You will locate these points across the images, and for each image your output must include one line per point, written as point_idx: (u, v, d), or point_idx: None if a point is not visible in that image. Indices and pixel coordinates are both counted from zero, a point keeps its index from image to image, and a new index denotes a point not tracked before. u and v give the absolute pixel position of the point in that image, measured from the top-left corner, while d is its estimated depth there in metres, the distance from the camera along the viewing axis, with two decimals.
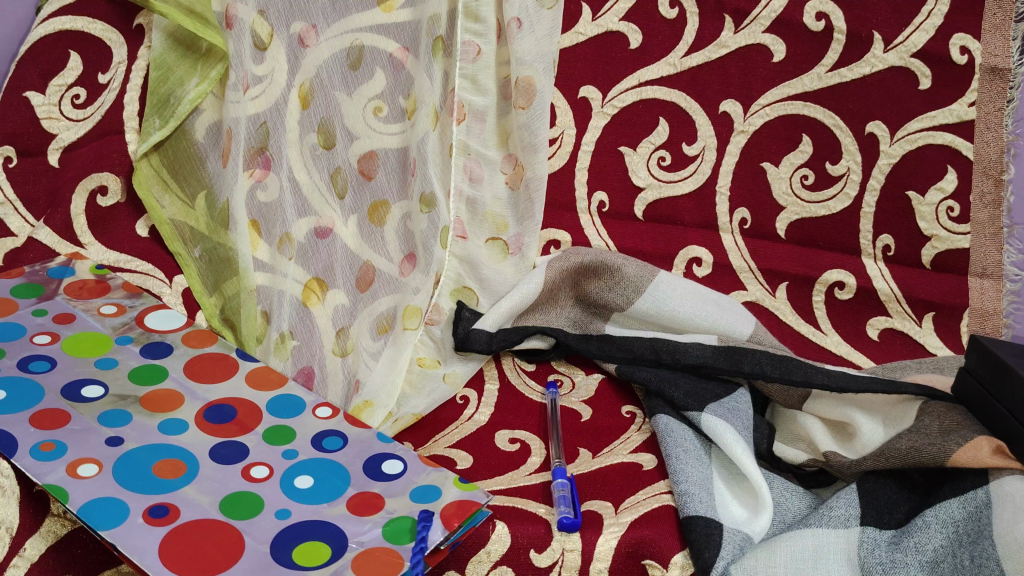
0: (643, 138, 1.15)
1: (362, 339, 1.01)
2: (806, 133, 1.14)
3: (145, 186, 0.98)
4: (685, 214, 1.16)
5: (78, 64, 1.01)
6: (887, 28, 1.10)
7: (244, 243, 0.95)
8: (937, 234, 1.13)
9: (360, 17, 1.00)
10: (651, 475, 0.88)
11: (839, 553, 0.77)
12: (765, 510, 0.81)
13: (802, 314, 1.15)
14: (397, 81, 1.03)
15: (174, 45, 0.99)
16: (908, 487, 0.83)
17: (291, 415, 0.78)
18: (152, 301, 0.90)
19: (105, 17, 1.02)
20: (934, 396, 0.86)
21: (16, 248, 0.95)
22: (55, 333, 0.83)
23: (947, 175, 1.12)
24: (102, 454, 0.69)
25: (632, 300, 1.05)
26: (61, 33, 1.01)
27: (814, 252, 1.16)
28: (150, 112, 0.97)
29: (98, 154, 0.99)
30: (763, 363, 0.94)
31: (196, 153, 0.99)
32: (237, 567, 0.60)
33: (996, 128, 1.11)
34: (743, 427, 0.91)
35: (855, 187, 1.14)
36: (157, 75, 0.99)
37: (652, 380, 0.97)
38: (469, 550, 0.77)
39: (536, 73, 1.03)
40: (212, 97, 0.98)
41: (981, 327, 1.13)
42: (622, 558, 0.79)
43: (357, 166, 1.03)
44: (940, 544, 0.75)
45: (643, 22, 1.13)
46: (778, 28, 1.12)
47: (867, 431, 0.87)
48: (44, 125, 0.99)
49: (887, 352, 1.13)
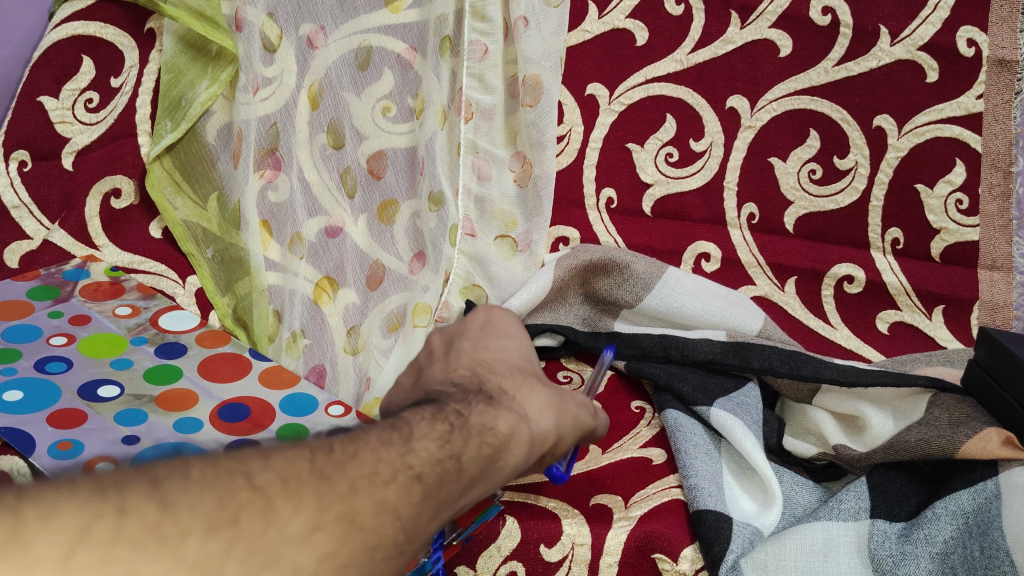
0: (651, 134, 1.16)
1: (373, 336, 1.01)
2: (813, 127, 1.14)
3: (157, 187, 1.01)
4: (693, 210, 1.17)
5: (90, 68, 1.02)
6: (893, 21, 1.10)
7: (255, 243, 0.99)
8: (946, 227, 1.13)
9: (367, 18, 1.00)
10: (661, 469, 0.89)
11: (849, 545, 0.77)
12: (775, 504, 0.82)
13: (812, 308, 1.15)
14: (405, 80, 1.02)
15: (185, 48, 1.01)
16: (918, 479, 0.83)
17: (304, 413, 0.79)
18: (166, 302, 0.91)
19: (117, 22, 1.03)
20: (943, 388, 0.87)
21: (33, 250, 0.97)
22: (71, 334, 0.84)
23: (955, 167, 1.12)
24: (117, 453, 0.70)
25: (640, 296, 1.05)
26: (73, 38, 1.01)
27: (822, 246, 1.16)
28: (162, 115, 1.00)
29: (111, 157, 1.01)
30: (772, 358, 0.94)
31: (207, 155, 1.01)
32: None
33: (1004, 121, 1.11)
34: (752, 421, 0.91)
35: (863, 181, 1.14)
36: (168, 78, 1.01)
37: (661, 376, 0.97)
38: (480, 545, 0.78)
39: (542, 71, 1.05)
40: (223, 98, 1.00)
41: (991, 320, 1.13)
42: (632, 552, 0.80)
43: (366, 166, 1.03)
44: (951, 535, 0.75)
45: (649, 18, 1.13)
46: (784, 23, 1.12)
47: (877, 424, 0.87)
48: (58, 130, 1.00)
49: (898, 346, 1.12)
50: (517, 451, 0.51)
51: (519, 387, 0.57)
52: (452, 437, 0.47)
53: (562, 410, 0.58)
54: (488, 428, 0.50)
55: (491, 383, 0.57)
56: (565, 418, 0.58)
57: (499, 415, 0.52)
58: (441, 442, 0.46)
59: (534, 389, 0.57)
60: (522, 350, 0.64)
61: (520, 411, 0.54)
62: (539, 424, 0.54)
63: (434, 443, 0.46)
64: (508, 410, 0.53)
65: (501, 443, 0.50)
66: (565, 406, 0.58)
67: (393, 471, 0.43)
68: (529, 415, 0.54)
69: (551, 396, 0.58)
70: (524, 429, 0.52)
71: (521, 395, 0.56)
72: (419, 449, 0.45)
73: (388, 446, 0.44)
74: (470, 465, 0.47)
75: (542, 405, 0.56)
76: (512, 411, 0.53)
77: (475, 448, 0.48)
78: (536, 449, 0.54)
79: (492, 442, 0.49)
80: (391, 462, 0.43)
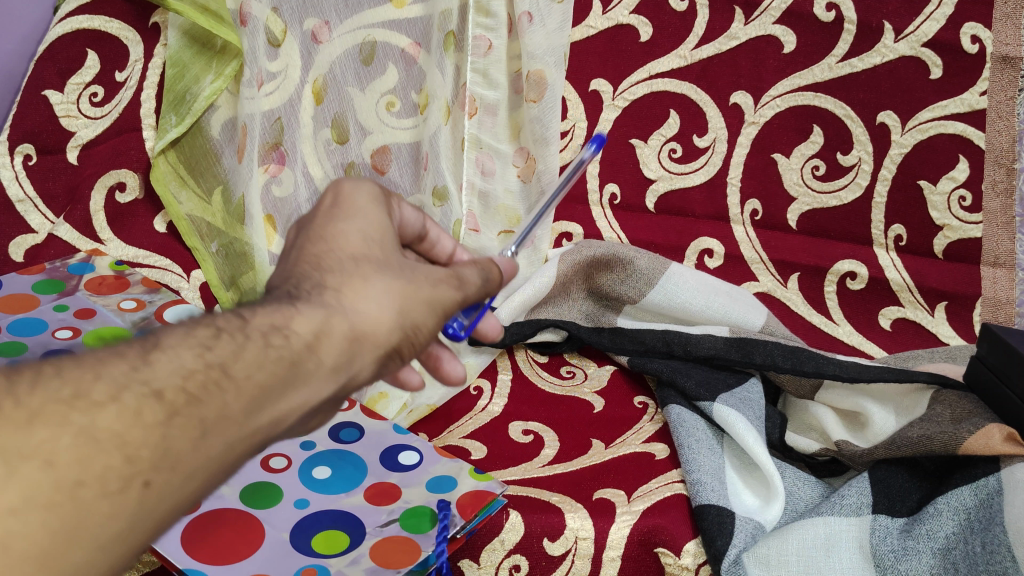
0: (654, 130, 1.16)
1: None
2: (816, 123, 1.14)
3: (162, 182, 1.00)
4: (696, 206, 1.17)
5: (95, 63, 1.02)
6: (897, 18, 1.11)
7: (259, 238, 0.95)
8: (949, 224, 1.13)
9: (372, 13, 1.00)
10: (663, 464, 0.89)
11: (851, 540, 0.77)
12: (776, 499, 0.83)
13: (814, 304, 1.15)
14: (409, 76, 1.04)
15: (189, 42, 0.99)
16: (920, 475, 0.84)
17: None
18: (171, 296, 0.92)
19: (121, 16, 1.03)
20: (946, 384, 0.87)
21: (38, 244, 0.98)
22: (77, 327, 0.84)
23: (958, 164, 1.12)
24: None
25: (643, 292, 1.05)
26: (79, 32, 1.02)
27: (825, 243, 1.16)
28: (166, 109, 0.98)
29: (116, 151, 1.01)
30: (774, 353, 0.94)
31: (212, 149, 0.99)
32: (257, 555, 0.64)
33: (1007, 117, 1.11)
34: (755, 417, 0.91)
35: (866, 177, 1.14)
36: (174, 73, 0.99)
37: (663, 371, 0.98)
38: (483, 539, 0.79)
39: (546, 66, 1.03)
40: (227, 93, 0.98)
41: (994, 316, 1.13)
42: (634, 546, 0.80)
43: (369, 161, 1.04)
44: (952, 531, 0.76)
45: (654, 14, 1.13)
46: (788, 19, 1.12)
47: (880, 420, 0.88)
48: (62, 124, 1.00)
49: (899, 342, 1.13)
50: (331, 352, 0.45)
51: (351, 276, 0.48)
52: (216, 342, 0.42)
53: (412, 292, 0.48)
54: (278, 330, 0.43)
55: (310, 282, 0.47)
56: (419, 301, 0.49)
57: (301, 314, 0.44)
58: (198, 349, 0.41)
59: (367, 275, 0.48)
60: (374, 225, 0.51)
61: (337, 304, 0.46)
62: (365, 316, 0.46)
63: (191, 353, 0.41)
64: (317, 307, 0.45)
65: (300, 351, 0.43)
66: (413, 287, 0.49)
67: (115, 391, 0.38)
68: (356, 309, 0.46)
69: (392, 279, 0.48)
70: (335, 326, 0.45)
71: (349, 289, 0.47)
72: (158, 363, 0.40)
73: (121, 359, 0.40)
74: (243, 375, 0.41)
75: (375, 296, 0.47)
76: (325, 308, 0.45)
77: (258, 359, 0.42)
78: (366, 348, 0.46)
79: (281, 347, 0.43)
80: (110, 380, 0.38)
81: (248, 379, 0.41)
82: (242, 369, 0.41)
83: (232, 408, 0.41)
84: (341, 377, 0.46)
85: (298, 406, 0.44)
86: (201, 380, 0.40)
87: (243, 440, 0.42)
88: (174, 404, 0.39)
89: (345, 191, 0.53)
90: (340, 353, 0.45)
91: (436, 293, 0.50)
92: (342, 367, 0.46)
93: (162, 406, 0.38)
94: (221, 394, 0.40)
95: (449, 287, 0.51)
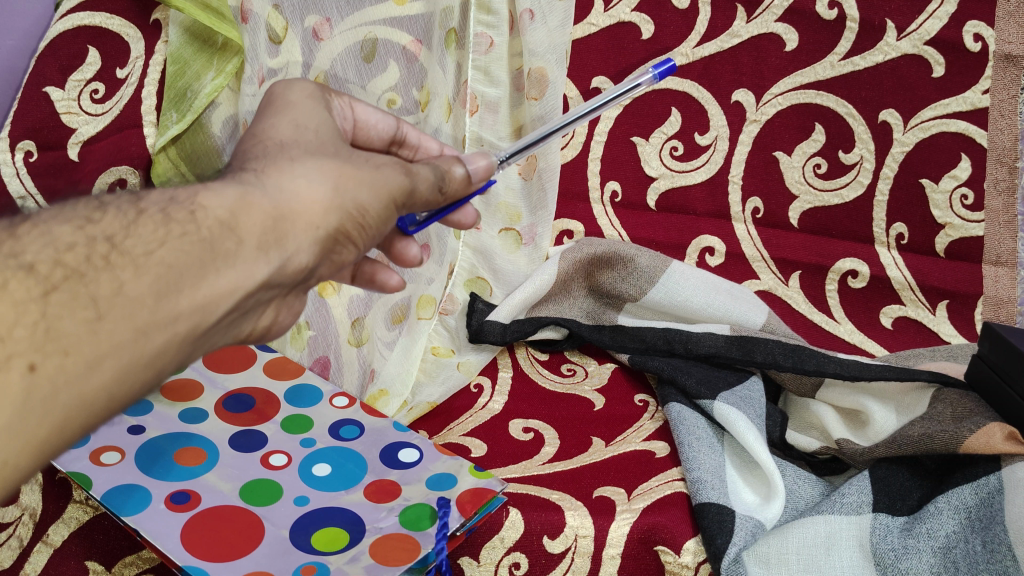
0: (655, 129, 1.15)
1: (377, 329, 1.00)
2: (818, 122, 1.14)
3: (162, 178, 0.97)
4: (697, 204, 1.17)
5: (96, 59, 0.94)
6: (900, 15, 1.10)
7: None
8: (951, 222, 1.13)
9: (373, 10, 1.00)
10: (664, 462, 0.89)
11: (851, 540, 0.77)
12: (776, 497, 0.82)
13: (814, 301, 1.15)
14: (410, 73, 1.04)
15: (190, 39, 0.93)
16: (920, 474, 0.84)
17: (309, 404, 0.82)
18: None
19: (122, 13, 0.94)
20: (947, 383, 0.86)
21: None
22: None
23: (960, 162, 1.12)
24: (125, 442, 0.73)
25: (644, 290, 1.05)
26: (79, 30, 0.93)
27: (826, 241, 1.16)
28: (166, 106, 0.93)
29: (117, 148, 0.93)
30: (776, 353, 0.94)
31: (213, 146, 0.96)
32: (257, 552, 0.64)
33: (1010, 116, 1.10)
34: (755, 416, 0.91)
35: (868, 176, 1.14)
36: (173, 70, 0.93)
37: (664, 369, 0.98)
38: (483, 536, 0.79)
39: (547, 64, 1.04)
40: (228, 90, 0.96)
41: (995, 315, 1.13)
42: (634, 544, 0.80)
43: None
44: (952, 530, 0.76)
45: (655, 12, 1.13)
46: (790, 17, 1.12)
47: (881, 419, 0.87)
48: (64, 121, 0.92)
49: (901, 340, 1.12)
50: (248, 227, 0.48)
51: (278, 159, 0.52)
52: (100, 220, 0.46)
53: (344, 172, 0.52)
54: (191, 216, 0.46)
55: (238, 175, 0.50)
56: (355, 180, 0.52)
57: (213, 198, 0.48)
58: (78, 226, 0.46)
59: (293, 159, 0.52)
60: (305, 121, 0.57)
61: (255, 181, 0.50)
62: (287, 192, 0.50)
63: (70, 227, 0.45)
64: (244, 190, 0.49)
65: (212, 229, 0.46)
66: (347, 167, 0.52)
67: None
68: (284, 188, 0.50)
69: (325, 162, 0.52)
70: (252, 202, 0.48)
71: (272, 169, 0.51)
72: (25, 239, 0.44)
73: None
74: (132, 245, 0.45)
75: (306, 173, 0.51)
76: (245, 186, 0.49)
77: (158, 236, 0.45)
78: (295, 227, 0.49)
79: (184, 222, 0.46)
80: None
81: (149, 257, 0.44)
82: (134, 245, 0.45)
83: (129, 287, 0.43)
84: (273, 258, 0.48)
85: (225, 288, 0.46)
86: (85, 253, 0.44)
87: (162, 326, 0.44)
88: (52, 282, 0.43)
89: (278, 91, 0.59)
90: (264, 231, 0.48)
91: (376, 174, 0.54)
92: (269, 245, 0.48)
93: (36, 283, 0.42)
94: (113, 274, 0.43)
95: (393, 171, 0.55)
